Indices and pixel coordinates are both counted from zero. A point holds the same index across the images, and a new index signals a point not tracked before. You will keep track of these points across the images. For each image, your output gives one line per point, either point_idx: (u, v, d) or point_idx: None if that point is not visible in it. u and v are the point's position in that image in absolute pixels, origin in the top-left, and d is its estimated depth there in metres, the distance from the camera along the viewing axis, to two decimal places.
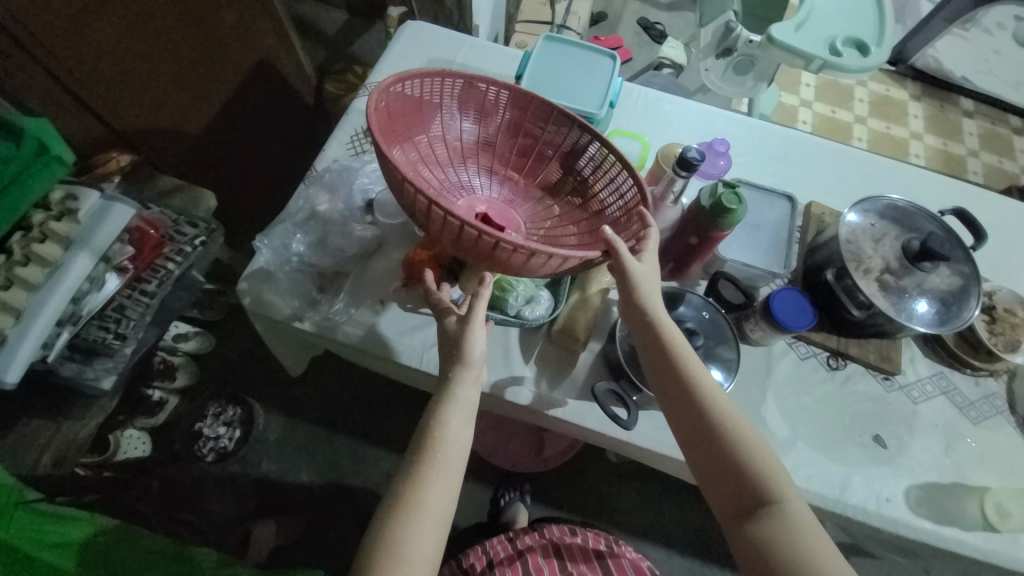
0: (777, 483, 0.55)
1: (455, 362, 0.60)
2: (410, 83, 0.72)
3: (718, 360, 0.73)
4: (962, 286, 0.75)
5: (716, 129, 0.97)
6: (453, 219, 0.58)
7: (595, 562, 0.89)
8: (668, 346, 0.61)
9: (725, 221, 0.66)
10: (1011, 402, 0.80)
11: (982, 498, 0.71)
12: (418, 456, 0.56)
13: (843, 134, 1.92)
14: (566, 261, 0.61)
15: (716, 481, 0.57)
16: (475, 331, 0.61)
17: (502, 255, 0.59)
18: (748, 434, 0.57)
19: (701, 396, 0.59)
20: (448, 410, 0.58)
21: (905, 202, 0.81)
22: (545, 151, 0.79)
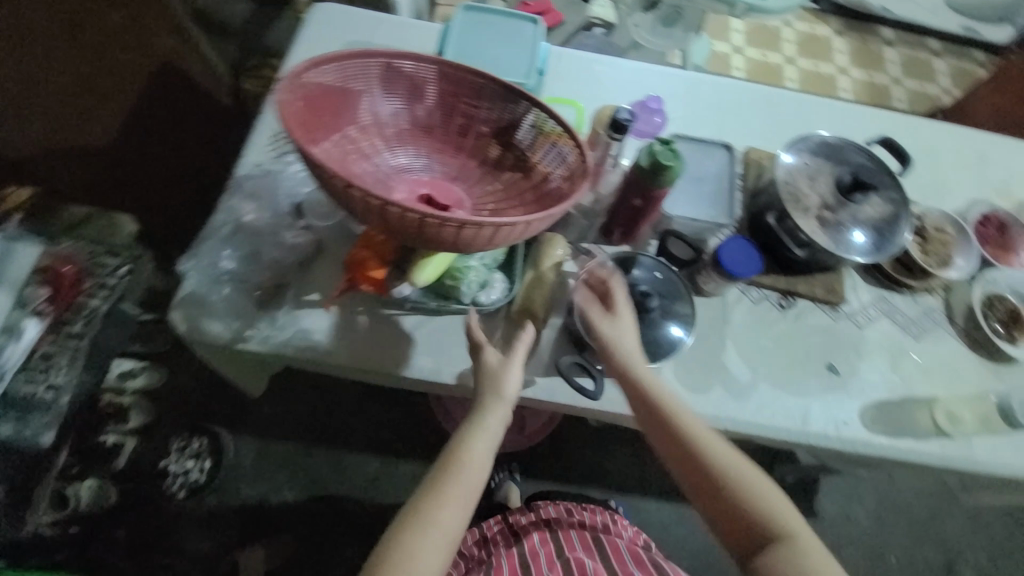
0: (782, 513, 0.59)
1: (490, 391, 0.64)
2: (330, 68, 0.68)
3: (675, 316, 0.75)
4: (893, 211, 0.79)
5: (650, 86, 0.96)
6: (374, 199, 0.54)
7: (592, 544, 0.85)
8: (655, 396, 0.65)
9: (663, 178, 0.65)
10: (948, 314, 0.86)
11: (930, 408, 0.77)
12: (443, 475, 0.60)
13: (776, 76, 1.96)
14: (498, 233, 0.57)
15: (720, 517, 0.61)
16: (514, 366, 0.66)
17: (431, 231, 0.56)
18: (742, 467, 0.62)
19: (694, 436, 0.63)
20: (477, 438, 0.62)
21: (834, 137, 0.84)
22: (482, 127, 0.76)
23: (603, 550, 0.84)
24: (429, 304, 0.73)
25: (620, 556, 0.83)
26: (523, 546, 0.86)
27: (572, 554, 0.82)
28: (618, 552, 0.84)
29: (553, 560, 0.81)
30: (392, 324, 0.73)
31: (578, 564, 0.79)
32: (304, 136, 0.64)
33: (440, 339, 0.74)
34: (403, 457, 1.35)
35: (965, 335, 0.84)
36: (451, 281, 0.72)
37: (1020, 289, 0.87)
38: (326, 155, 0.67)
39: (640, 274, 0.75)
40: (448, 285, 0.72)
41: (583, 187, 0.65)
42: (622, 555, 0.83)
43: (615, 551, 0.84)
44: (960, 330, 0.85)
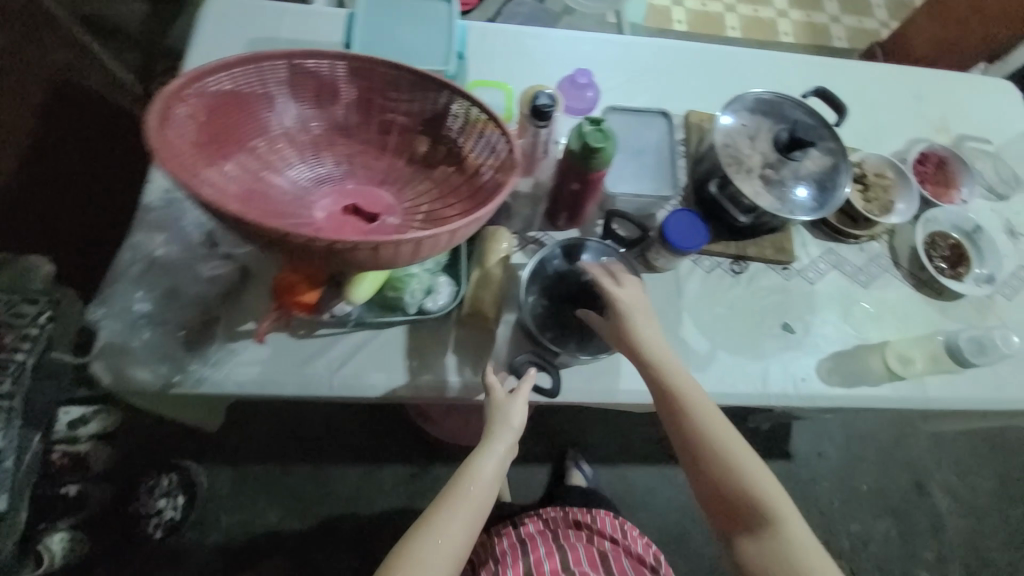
0: (777, 503, 0.60)
1: (496, 418, 0.66)
2: (231, 74, 0.61)
3: None
4: (834, 162, 0.78)
5: (583, 56, 0.92)
6: (273, 230, 0.49)
7: (599, 560, 0.88)
8: (664, 381, 0.64)
9: (597, 161, 0.62)
10: (893, 258, 0.87)
11: (883, 353, 0.79)
12: (450, 494, 0.63)
13: (717, 26, 1.92)
14: (420, 247, 0.53)
15: (714, 504, 0.62)
16: (516, 405, 0.67)
17: (346, 255, 0.51)
18: (742, 454, 0.61)
19: (699, 421, 0.62)
20: (481, 459, 0.65)
21: (772, 93, 0.81)
22: (408, 123, 0.70)
23: (609, 568, 0.87)
24: (374, 319, 0.69)
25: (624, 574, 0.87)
26: (530, 558, 0.86)
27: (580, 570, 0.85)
28: (622, 570, 0.88)
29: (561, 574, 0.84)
30: (337, 344, 0.70)
31: None
32: (192, 164, 0.56)
33: (389, 353, 0.71)
34: (386, 463, 1.33)
35: (911, 277, 0.86)
36: (393, 293, 0.68)
37: (960, 225, 0.89)
38: (225, 181, 0.59)
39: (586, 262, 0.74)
40: (391, 297, 0.69)
41: (514, 178, 0.61)
42: (625, 571, 0.88)
43: (619, 568, 0.88)
44: (906, 273, 0.86)
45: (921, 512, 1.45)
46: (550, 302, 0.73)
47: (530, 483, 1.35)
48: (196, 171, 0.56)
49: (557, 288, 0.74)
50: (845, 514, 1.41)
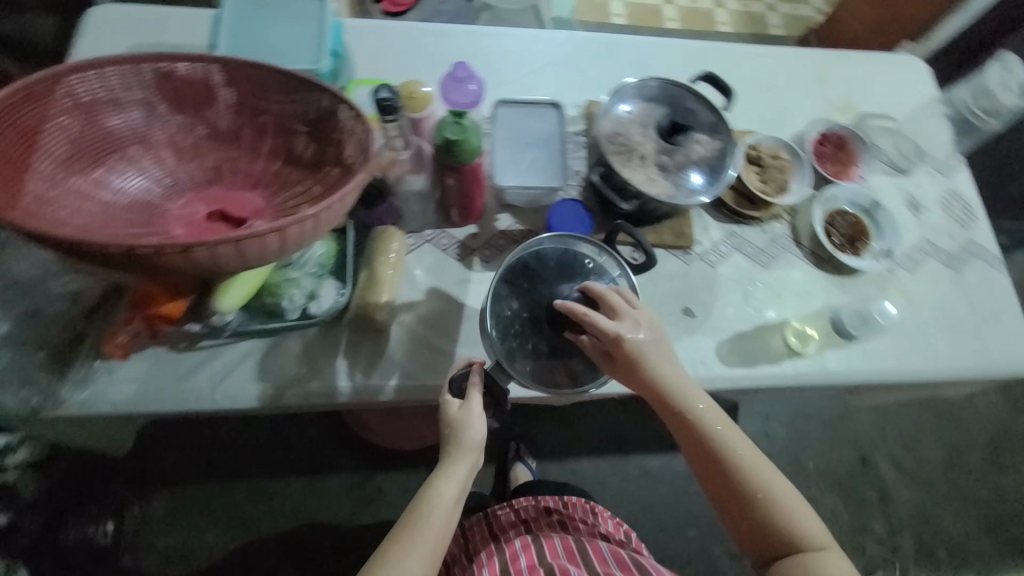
0: (815, 539, 0.60)
1: (454, 441, 0.65)
2: (78, 82, 0.59)
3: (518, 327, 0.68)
4: (726, 147, 0.80)
5: (479, 49, 0.91)
6: (73, 242, 0.47)
7: (574, 545, 0.82)
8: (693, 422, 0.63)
9: (458, 152, 0.67)
10: (795, 237, 0.88)
11: (784, 331, 0.80)
12: (407, 526, 0.63)
13: (654, 18, 1.93)
14: (242, 248, 0.51)
15: (754, 549, 0.63)
16: (476, 420, 0.65)
17: (161, 262, 0.49)
18: (778, 487, 0.62)
19: (725, 457, 0.62)
20: (440, 484, 0.64)
21: (664, 82, 0.83)
22: (285, 124, 0.68)
23: (586, 552, 0.80)
24: (253, 328, 0.67)
25: (602, 559, 0.79)
26: (505, 554, 0.81)
27: (555, 560, 0.78)
28: (597, 549, 0.81)
29: (536, 565, 0.77)
30: (215, 357, 0.68)
31: (559, 566, 0.75)
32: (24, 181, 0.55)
33: (273, 362, 0.69)
34: (329, 475, 1.30)
35: (812, 255, 0.87)
36: (275, 298, 0.66)
37: (858, 202, 0.91)
38: (67, 196, 0.58)
39: (593, 270, 0.71)
40: (271, 303, 0.67)
41: (367, 171, 0.59)
42: (604, 559, 0.79)
43: (596, 551, 0.81)
44: (808, 251, 0.87)
45: (868, 486, 1.47)
46: (528, 317, 0.68)
47: (478, 483, 1.35)
48: (27, 188, 0.55)
49: (529, 301, 0.69)
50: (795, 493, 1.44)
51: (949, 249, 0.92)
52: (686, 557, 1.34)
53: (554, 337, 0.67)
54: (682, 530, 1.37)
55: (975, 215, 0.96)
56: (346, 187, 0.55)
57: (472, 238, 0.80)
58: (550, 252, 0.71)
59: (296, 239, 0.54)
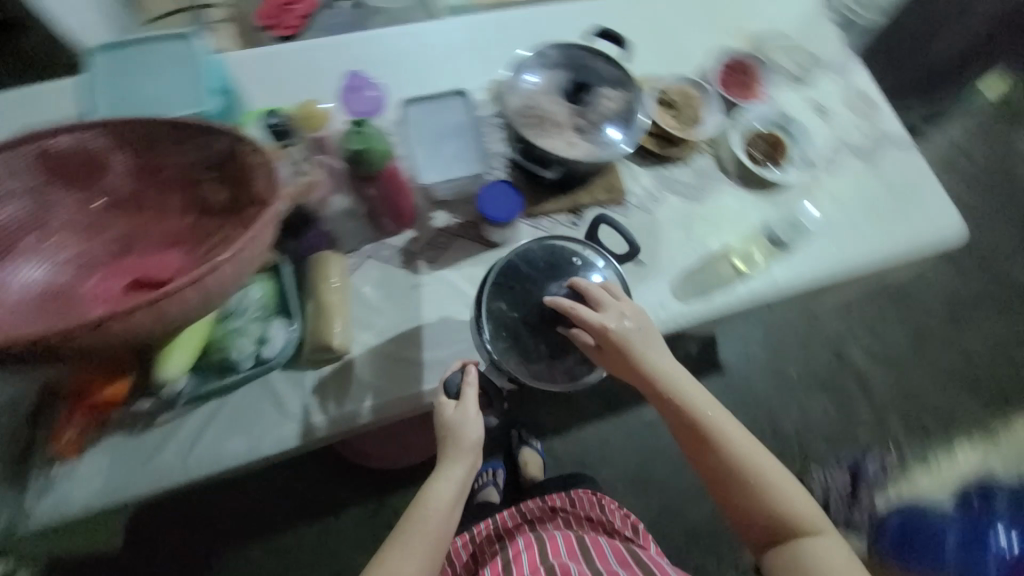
0: (812, 522, 0.64)
1: (449, 442, 0.67)
2: None
3: (509, 326, 0.70)
4: (633, 97, 0.81)
5: (373, 52, 0.89)
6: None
7: (576, 543, 0.83)
8: (692, 415, 0.66)
9: (370, 159, 0.67)
10: (721, 166, 0.91)
11: (728, 258, 0.83)
12: (404, 527, 0.65)
13: None
14: (163, 309, 0.49)
15: (750, 528, 0.66)
16: (471, 418, 0.67)
17: (83, 342, 0.48)
18: (775, 475, 0.65)
19: (723, 448, 0.66)
20: (435, 484, 0.66)
21: (563, 47, 0.84)
22: (187, 175, 0.65)
23: (588, 550, 0.81)
24: (209, 388, 0.65)
25: (605, 557, 0.80)
26: (507, 554, 0.83)
27: (557, 558, 0.78)
28: (600, 547, 0.83)
29: (537, 563, 0.77)
30: (179, 428, 0.66)
31: (561, 565, 0.75)
32: None
33: (242, 416, 0.67)
34: (340, 511, 1.27)
35: (740, 179, 0.90)
36: (224, 352, 0.64)
37: (769, 119, 0.95)
38: None
39: (580, 267, 0.73)
40: (221, 358, 0.65)
41: (279, 203, 0.58)
42: (606, 556, 0.81)
43: (598, 548, 0.82)
44: (735, 176, 0.90)
45: (848, 379, 1.56)
46: (523, 319, 0.70)
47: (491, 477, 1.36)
48: None
49: (523, 304, 0.71)
50: (784, 404, 1.52)
51: (863, 143, 0.96)
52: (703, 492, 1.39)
53: (547, 336, 0.70)
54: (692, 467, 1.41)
55: (879, 106, 1.00)
56: (256, 224, 0.54)
57: (413, 243, 0.79)
58: (538, 254, 0.73)
59: (216, 288, 0.52)
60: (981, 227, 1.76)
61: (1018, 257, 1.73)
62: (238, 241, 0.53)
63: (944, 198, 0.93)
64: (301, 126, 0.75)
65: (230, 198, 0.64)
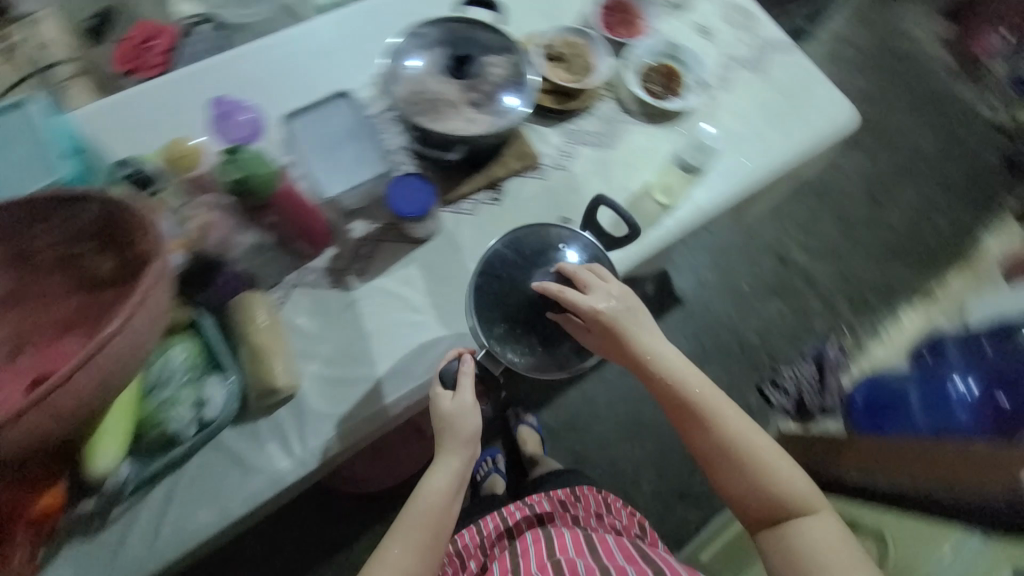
0: (806, 501, 0.64)
1: (446, 433, 0.65)
2: None
3: (501, 317, 0.71)
4: (518, 59, 0.80)
5: (242, 73, 0.82)
6: None
7: (583, 539, 0.83)
8: (685, 393, 0.68)
9: (251, 187, 0.64)
10: (624, 107, 0.91)
11: (650, 195, 0.85)
12: (401, 525, 0.65)
13: None
14: (61, 401, 0.47)
15: (743, 506, 0.66)
16: (467, 408, 0.66)
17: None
18: (769, 454, 0.66)
19: (716, 425, 0.67)
20: (432, 476, 0.66)
21: (439, 24, 0.80)
22: (66, 253, 0.58)
23: (594, 546, 0.81)
24: (155, 466, 0.61)
25: (613, 554, 0.79)
26: (516, 552, 0.83)
27: (564, 555, 0.78)
28: (607, 543, 0.83)
29: (544, 561, 0.78)
30: (139, 515, 0.62)
31: (567, 562, 0.76)
32: None
33: (203, 483, 0.64)
34: (348, 548, 1.19)
35: (645, 115, 0.91)
36: (162, 426, 0.60)
37: (658, 50, 0.95)
38: None
39: (565, 251, 0.75)
40: (161, 434, 0.60)
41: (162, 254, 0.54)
42: (612, 551, 0.81)
43: (605, 544, 0.83)
44: (639, 114, 0.91)
45: (795, 278, 1.66)
46: (515, 307, 0.71)
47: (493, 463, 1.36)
48: None
49: (511, 294, 0.72)
50: (744, 316, 1.60)
51: (748, 55, 0.99)
52: None
53: (536, 326, 0.72)
54: None
55: (756, 16, 1.03)
56: (138, 285, 0.49)
57: (336, 260, 0.76)
58: (526, 241, 0.75)
59: (113, 365, 0.48)
60: (876, 108, 1.88)
61: (914, 127, 1.86)
62: (124, 309, 0.49)
63: (831, 91, 0.98)
64: (173, 171, 0.68)
65: (112, 263, 0.58)
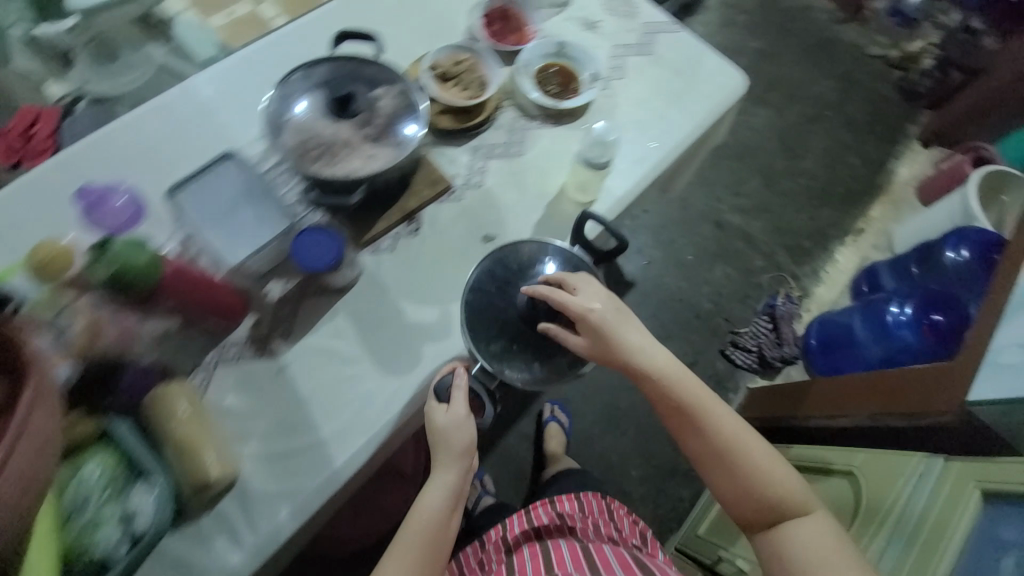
0: (798, 501, 0.67)
1: (441, 444, 0.67)
2: None
3: (494, 337, 0.74)
4: (405, 88, 0.79)
5: (116, 154, 0.77)
6: None
7: (580, 550, 0.81)
8: (679, 395, 0.70)
9: (133, 278, 0.57)
10: (526, 114, 0.91)
11: (567, 196, 0.86)
12: (399, 543, 0.65)
13: None
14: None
15: (737, 506, 0.68)
16: (462, 418, 0.68)
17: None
18: (763, 454, 0.68)
19: (711, 428, 0.69)
20: (428, 491, 0.68)
21: (320, 66, 0.78)
22: None
23: (591, 556, 0.79)
24: None
25: (609, 564, 0.77)
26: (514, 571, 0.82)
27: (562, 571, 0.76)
28: (603, 552, 0.81)
29: None
30: None
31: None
32: None
33: None
34: None
35: (547, 117, 0.91)
36: (86, 555, 0.52)
37: (547, 51, 0.95)
38: None
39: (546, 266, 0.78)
40: (86, 565, 0.52)
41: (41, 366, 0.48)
42: (609, 560, 0.79)
43: (600, 553, 0.81)
44: (542, 117, 0.91)
45: (733, 240, 1.71)
46: (507, 325, 0.75)
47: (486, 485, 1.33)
48: None
49: (500, 312, 0.75)
50: (694, 285, 1.64)
51: (635, 41, 1.01)
52: None
53: (529, 341, 0.74)
54: None
55: (636, 2, 1.05)
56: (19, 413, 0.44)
57: (256, 328, 0.72)
58: (513, 257, 0.78)
59: (3, 512, 0.42)
60: (774, 64, 1.97)
61: (812, 77, 1.97)
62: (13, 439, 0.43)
63: (720, 61, 1.01)
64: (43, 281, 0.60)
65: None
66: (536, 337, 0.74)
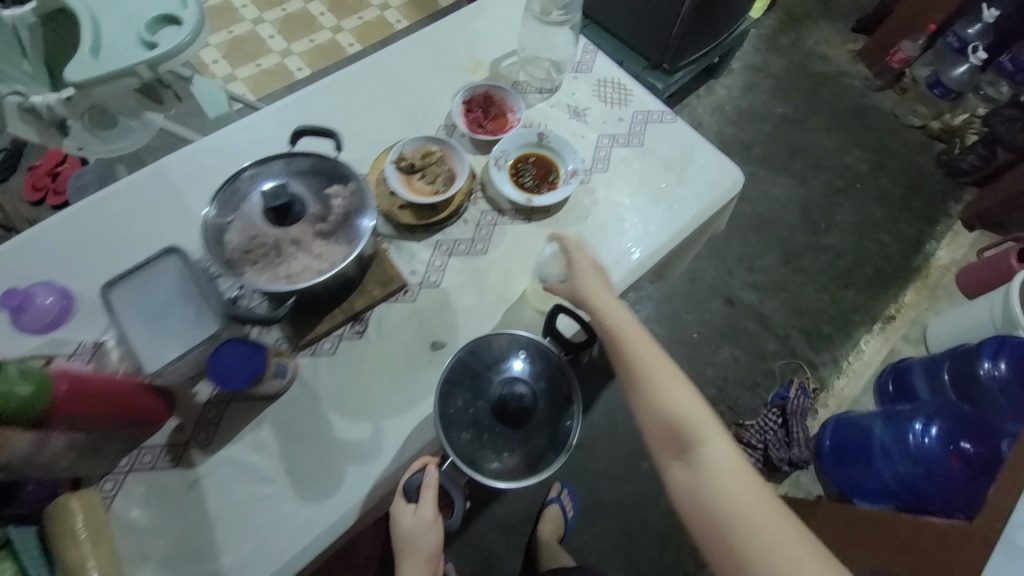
0: (705, 425, 0.63)
1: (403, 549, 0.62)
2: None
3: (463, 432, 0.68)
4: (361, 184, 0.75)
5: (77, 236, 0.78)
6: None
7: None
8: (603, 309, 0.71)
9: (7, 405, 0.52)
10: (498, 208, 0.87)
11: (528, 302, 0.80)
12: None
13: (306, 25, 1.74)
14: None
15: (652, 433, 0.64)
16: (428, 526, 0.62)
17: None
18: (667, 371, 0.66)
19: (624, 343, 0.68)
20: None
21: (277, 163, 0.76)
22: None
23: None
24: None
25: None
26: None
27: None
28: None
29: None
30: None
31: None
32: None
33: None
34: None
35: (519, 213, 0.87)
36: None
37: (527, 142, 0.91)
38: None
39: (522, 349, 0.72)
40: None
41: None
42: None
43: None
44: (513, 213, 0.87)
45: (745, 320, 1.59)
46: (481, 410, 0.69)
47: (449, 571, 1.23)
48: None
49: (470, 398, 0.69)
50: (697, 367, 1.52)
51: (624, 131, 0.95)
52: (654, 492, 1.34)
53: (505, 435, 0.68)
54: (636, 471, 1.36)
55: (629, 89, 1.00)
56: None
57: (178, 433, 0.69)
58: (494, 343, 0.72)
59: None
60: (802, 132, 1.87)
61: (843, 147, 1.85)
62: None
63: (715, 156, 0.94)
64: None
65: None
66: (514, 427, 0.68)
